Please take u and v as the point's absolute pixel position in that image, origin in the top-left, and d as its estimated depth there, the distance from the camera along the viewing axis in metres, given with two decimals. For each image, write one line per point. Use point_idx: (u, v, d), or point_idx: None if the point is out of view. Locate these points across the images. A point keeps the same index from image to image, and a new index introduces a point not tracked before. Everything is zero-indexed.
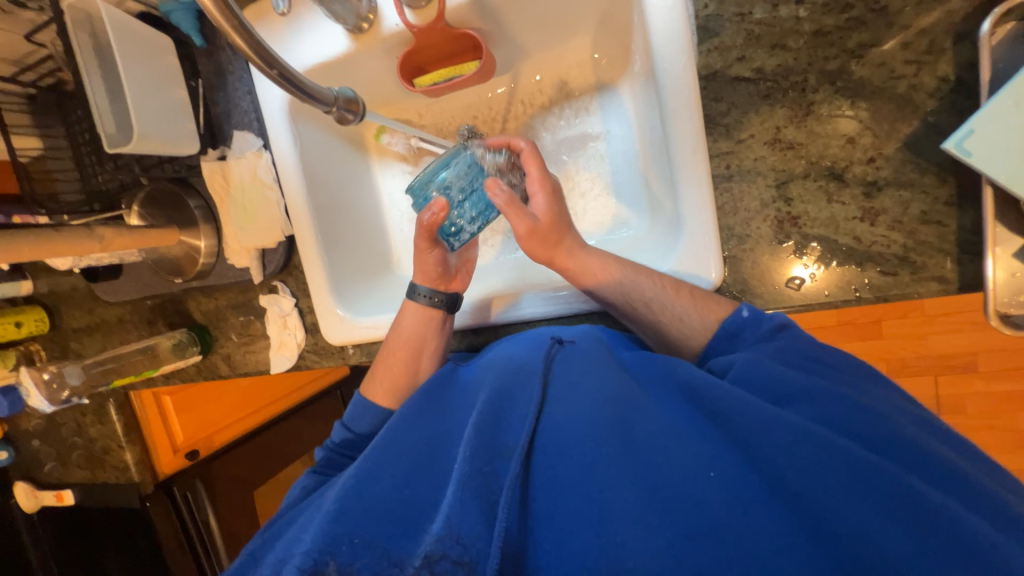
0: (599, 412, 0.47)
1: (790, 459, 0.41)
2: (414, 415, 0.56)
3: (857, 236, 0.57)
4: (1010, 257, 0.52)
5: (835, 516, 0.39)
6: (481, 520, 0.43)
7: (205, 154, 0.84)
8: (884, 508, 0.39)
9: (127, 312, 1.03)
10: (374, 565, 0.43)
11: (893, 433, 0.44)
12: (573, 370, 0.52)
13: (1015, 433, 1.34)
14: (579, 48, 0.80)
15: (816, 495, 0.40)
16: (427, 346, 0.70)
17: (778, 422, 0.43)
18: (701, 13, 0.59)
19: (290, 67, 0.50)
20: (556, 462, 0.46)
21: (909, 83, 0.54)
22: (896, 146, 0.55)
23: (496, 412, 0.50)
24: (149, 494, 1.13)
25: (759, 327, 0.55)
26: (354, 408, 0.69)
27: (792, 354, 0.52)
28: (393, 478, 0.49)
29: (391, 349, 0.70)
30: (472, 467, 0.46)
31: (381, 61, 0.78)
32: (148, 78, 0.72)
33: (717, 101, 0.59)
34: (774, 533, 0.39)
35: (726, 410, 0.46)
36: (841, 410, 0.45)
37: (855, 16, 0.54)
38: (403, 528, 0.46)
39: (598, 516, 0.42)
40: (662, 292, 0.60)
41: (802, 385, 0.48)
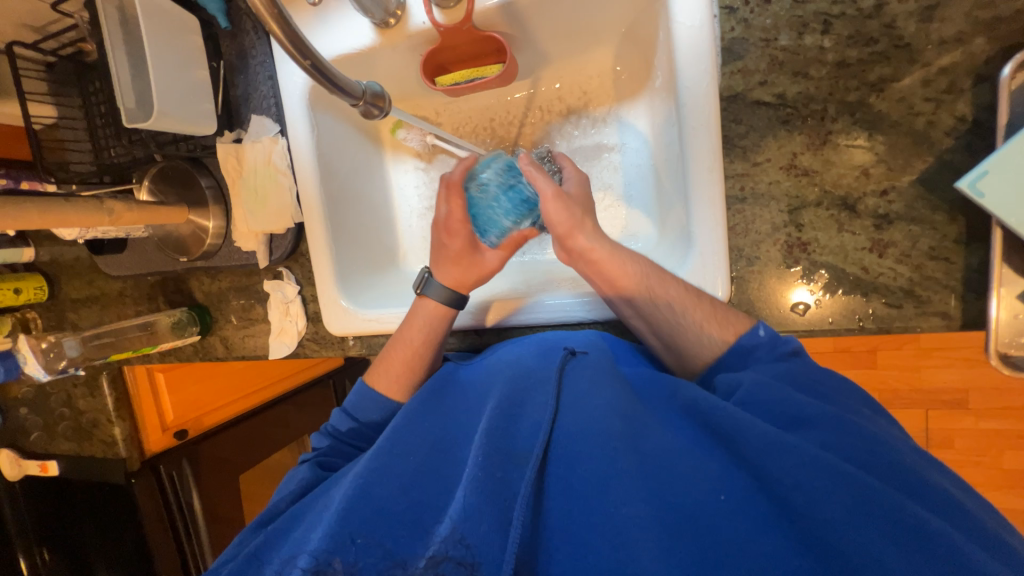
0: (610, 426, 0.47)
1: (798, 483, 0.41)
2: (422, 415, 0.56)
3: (864, 267, 0.58)
4: (1014, 298, 0.53)
5: (844, 543, 0.38)
6: (495, 527, 0.43)
7: (221, 136, 0.84)
8: (895, 537, 0.38)
9: (128, 287, 1.03)
10: (375, 566, 0.43)
11: (897, 459, 0.44)
12: (584, 383, 0.53)
13: (1002, 472, 1.35)
14: (601, 59, 0.81)
15: (825, 521, 0.39)
16: (438, 338, 0.70)
17: (788, 447, 0.44)
18: (727, 35, 0.59)
19: (322, 59, 0.51)
20: (569, 474, 0.46)
21: (926, 120, 0.54)
22: (910, 181, 0.56)
23: (505, 418, 0.51)
24: (135, 471, 1.13)
25: (774, 349, 0.56)
26: (356, 396, 0.69)
27: (802, 380, 0.53)
28: (401, 476, 0.49)
29: (402, 338, 0.70)
30: (485, 470, 0.46)
31: (405, 56, 0.78)
32: (171, 56, 0.73)
33: (736, 123, 0.60)
34: (785, 559, 0.38)
35: (733, 432, 0.46)
36: (848, 438, 0.45)
37: (878, 50, 0.55)
38: (410, 529, 0.46)
39: (611, 529, 0.42)
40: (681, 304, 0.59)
41: (811, 412, 0.48)
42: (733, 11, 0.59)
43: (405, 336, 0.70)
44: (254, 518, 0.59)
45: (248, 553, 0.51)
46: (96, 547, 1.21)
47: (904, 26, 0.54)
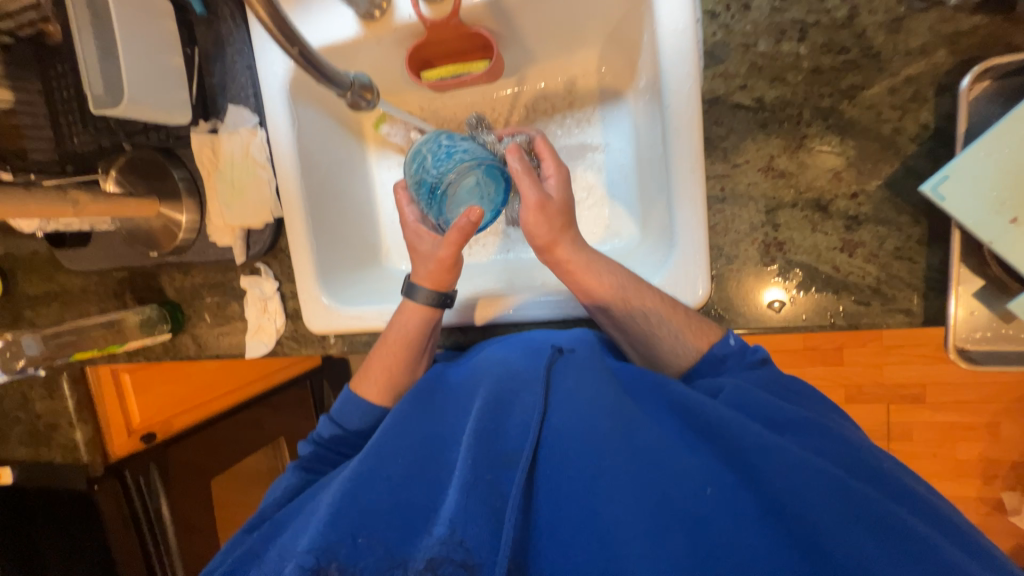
0: (599, 424, 0.48)
1: (784, 480, 0.43)
2: (409, 416, 0.56)
3: (836, 266, 0.60)
4: (971, 296, 0.56)
5: (827, 535, 0.40)
6: (486, 526, 0.43)
7: (196, 125, 0.81)
8: (876, 532, 0.40)
9: (92, 283, 0.98)
10: (375, 566, 0.43)
11: (869, 463, 0.47)
12: (571, 380, 0.53)
13: (955, 463, 1.43)
14: (586, 60, 0.82)
15: (813, 518, 0.41)
16: (424, 340, 0.68)
17: (774, 446, 0.45)
18: (709, 39, 0.61)
19: (310, 48, 0.50)
20: (558, 472, 0.46)
21: (893, 126, 0.57)
22: (878, 184, 0.58)
23: (494, 417, 0.51)
24: (98, 476, 1.08)
25: (743, 358, 0.59)
26: (342, 403, 0.67)
27: (775, 386, 0.56)
28: (389, 479, 0.49)
29: (387, 340, 0.68)
30: (474, 472, 0.46)
31: (390, 49, 0.77)
32: (143, 40, 0.70)
33: (717, 125, 0.62)
34: (770, 551, 0.40)
35: (721, 430, 0.48)
36: (820, 439, 0.49)
37: (850, 58, 0.58)
38: (403, 530, 0.45)
39: (602, 528, 0.43)
40: (661, 312, 0.61)
41: (792, 414, 0.51)
42: (715, 16, 0.61)
43: (390, 338, 0.68)
44: (242, 525, 0.59)
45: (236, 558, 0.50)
46: (54, 558, 1.15)
47: (873, 37, 0.57)
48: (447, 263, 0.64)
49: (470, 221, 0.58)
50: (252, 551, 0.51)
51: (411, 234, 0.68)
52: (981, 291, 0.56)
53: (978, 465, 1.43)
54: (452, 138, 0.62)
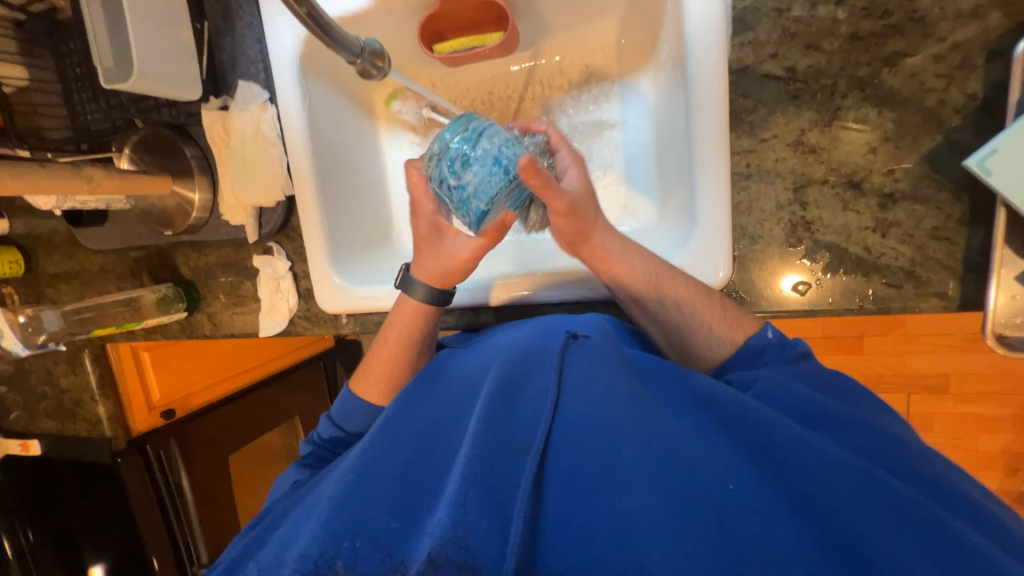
0: (615, 413, 0.47)
1: (818, 479, 0.42)
2: (415, 405, 0.55)
3: (867, 247, 0.57)
4: (1013, 280, 0.53)
5: (856, 532, 0.39)
6: (489, 526, 0.42)
7: (207, 102, 0.80)
8: (912, 532, 0.38)
9: (110, 263, 0.99)
10: (376, 568, 0.41)
11: (910, 459, 0.45)
12: (587, 366, 0.52)
13: (978, 455, 1.40)
14: (605, 32, 0.78)
15: (841, 515, 0.40)
16: (423, 339, 0.67)
17: (803, 442, 0.44)
18: (738, 5, 0.57)
19: (320, 10, 0.49)
20: (571, 462, 0.45)
21: (937, 97, 0.53)
22: (916, 160, 0.55)
23: (506, 404, 0.50)
24: (121, 450, 1.12)
25: (783, 352, 0.57)
26: (341, 402, 0.67)
27: (817, 380, 0.53)
28: (393, 468, 0.48)
29: (386, 345, 0.67)
30: (483, 463, 0.45)
31: (402, 21, 0.75)
32: (153, 12, 0.68)
33: (744, 97, 0.59)
34: (800, 551, 0.38)
35: (750, 423, 0.46)
36: (860, 433, 0.47)
37: (892, 23, 0.54)
38: (406, 520, 0.44)
39: (618, 523, 0.41)
40: (697, 302, 0.58)
41: (821, 409, 0.49)
42: None
43: (388, 343, 0.67)
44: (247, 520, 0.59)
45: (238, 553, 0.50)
46: (81, 527, 1.19)
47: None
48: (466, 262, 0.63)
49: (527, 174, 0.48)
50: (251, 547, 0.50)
51: (428, 226, 0.62)
52: None
53: (1001, 457, 1.39)
54: (459, 166, 0.54)
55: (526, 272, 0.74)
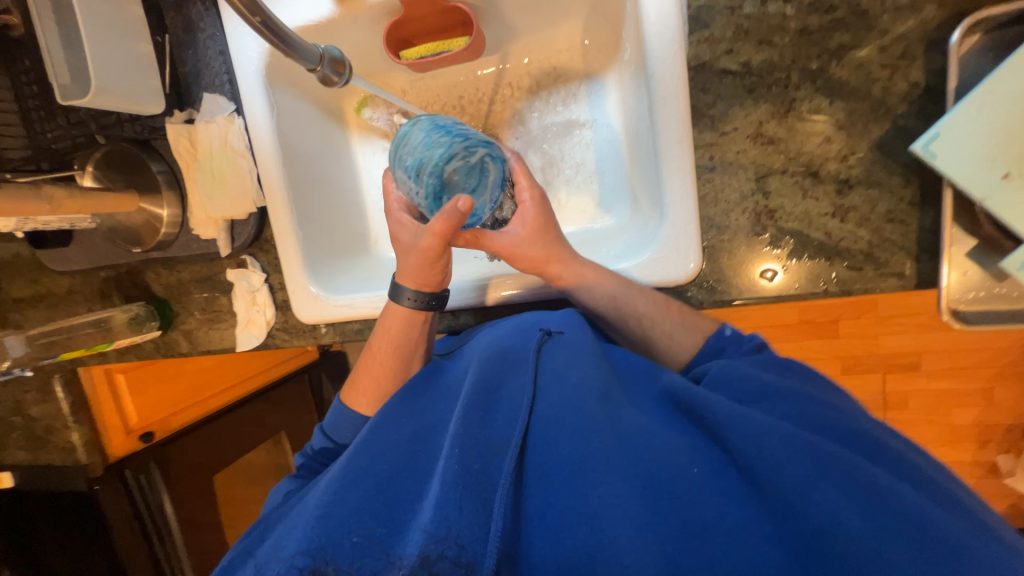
0: (587, 407, 0.47)
1: (762, 450, 0.42)
2: (393, 412, 0.55)
3: (827, 232, 0.60)
4: (963, 257, 0.55)
5: (806, 499, 0.39)
6: (477, 520, 0.42)
7: (171, 115, 0.78)
8: (866, 501, 0.39)
9: (77, 283, 0.96)
10: (371, 565, 0.42)
11: (850, 426, 0.46)
12: (561, 363, 0.53)
13: (951, 429, 1.45)
14: (569, 34, 0.80)
15: (793, 487, 0.40)
16: (412, 344, 0.65)
17: (747, 416, 0.45)
18: (693, 4, 0.59)
19: (274, 18, 0.48)
20: (547, 458, 0.45)
21: (883, 86, 0.56)
22: (868, 147, 0.57)
23: (483, 404, 0.50)
24: (98, 476, 1.08)
25: (740, 347, 0.58)
26: (332, 415, 0.67)
27: (767, 365, 0.55)
28: (376, 475, 0.47)
29: (377, 360, 0.66)
30: (461, 463, 0.45)
31: (367, 28, 0.75)
32: (109, 26, 0.67)
33: (704, 93, 0.60)
34: (757, 525, 0.40)
35: (701, 407, 0.47)
36: (801, 406, 0.48)
37: (838, 17, 0.56)
38: (388, 524, 0.44)
39: (592, 511, 0.42)
40: (656, 314, 0.60)
41: (766, 386, 0.50)
42: None
43: (377, 349, 0.66)
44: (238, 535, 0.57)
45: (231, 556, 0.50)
46: (58, 560, 1.15)
47: None
48: (429, 254, 0.60)
49: (459, 211, 0.54)
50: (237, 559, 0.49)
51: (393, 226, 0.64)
52: (973, 251, 0.55)
53: (972, 429, 1.44)
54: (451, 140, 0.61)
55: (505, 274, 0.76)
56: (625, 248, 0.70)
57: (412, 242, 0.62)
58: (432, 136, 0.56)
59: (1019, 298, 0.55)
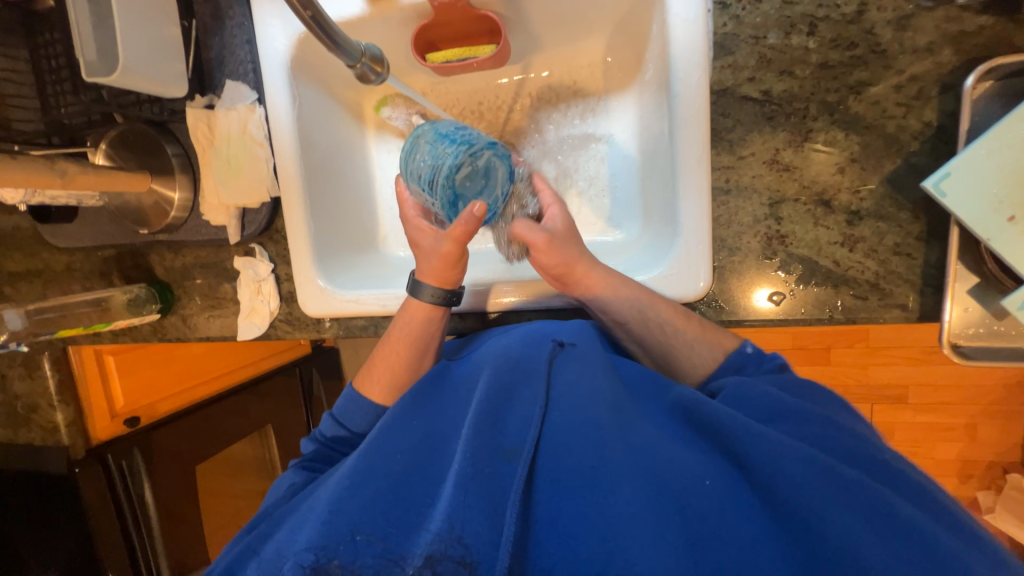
0: (598, 419, 0.48)
1: (779, 468, 0.43)
2: (405, 412, 0.55)
3: (836, 260, 0.61)
4: (966, 294, 0.57)
5: (821, 521, 0.40)
6: (487, 524, 0.43)
7: (191, 100, 0.78)
8: (880, 526, 0.40)
9: (77, 261, 0.95)
10: (374, 565, 0.42)
11: (861, 448, 0.47)
12: (573, 374, 0.54)
13: (934, 462, 1.47)
14: (591, 49, 0.81)
15: (809, 508, 0.41)
16: (429, 340, 0.66)
17: (770, 438, 0.45)
18: (719, 31, 0.61)
19: (323, 12, 0.49)
20: (557, 466, 0.46)
21: (897, 123, 0.58)
22: (879, 181, 0.59)
23: (496, 410, 0.51)
24: (79, 459, 1.06)
25: (761, 365, 0.58)
26: (345, 399, 0.66)
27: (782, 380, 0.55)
28: (387, 474, 0.48)
29: (393, 352, 0.66)
30: (473, 467, 0.46)
31: (396, 30, 0.76)
32: (141, 8, 0.67)
33: (724, 117, 0.62)
34: (772, 542, 0.41)
35: (716, 425, 0.48)
36: (813, 428, 0.49)
37: (857, 55, 0.58)
38: (398, 524, 0.45)
39: (603, 521, 0.42)
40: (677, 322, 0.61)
41: (781, 405, 0.51)
42: (726, 7, 0.61)
43: (394, 341, 0.66)
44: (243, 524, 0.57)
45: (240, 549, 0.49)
46: (29, 544, 1.11)
47: (881, 33, 0.57)
48: (450, 257, 0.61)
49: (474, 215, 0.56)
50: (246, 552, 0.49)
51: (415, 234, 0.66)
52: (975, 289, 0.57)
53: (955, 464, 1.47)
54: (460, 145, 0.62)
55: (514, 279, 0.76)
56: (636, 263, 0.71)
57: (433, 246, 0.63)
58: (438, 148, 0.60)
59: (1016, 336, 0.57)
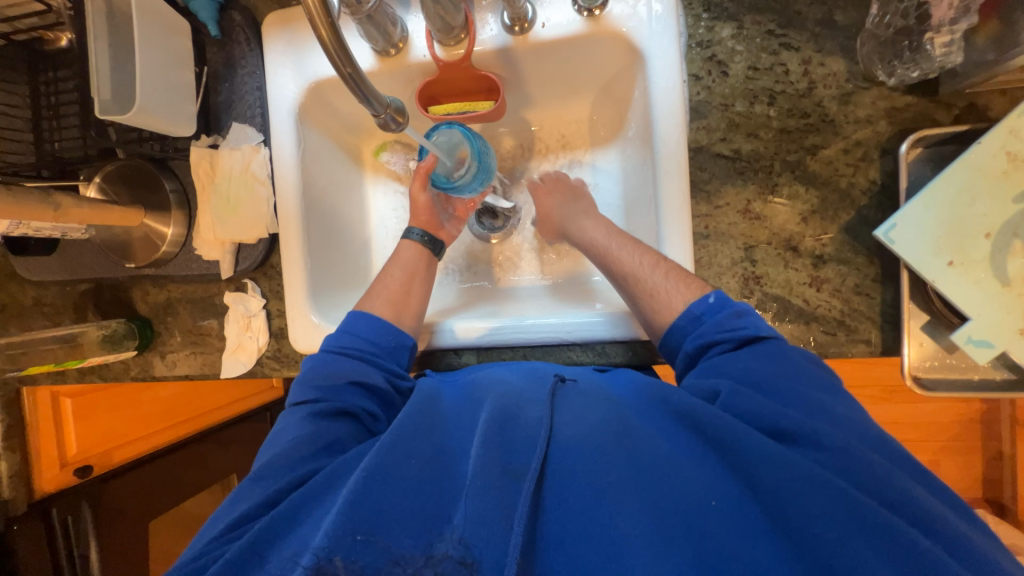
0: (603, 440, 0.51)
1: (792, 492, 0.45)
2: (415, 424, 0.55)
3: (806, 299, 0.67)
4: (919, 330, 0.64)
5: (822, 539, 0.43)
6: (495, 533, 0.45)
7: (197, 139, 0.81)
8: (879, 539, 0.42)
9: (49, 295, 0.91)
10: (375, 564, 0.45)
11: (870, 468, 0.47)
12: (574, 401, 0.56)
13: None
14: (578, 109, 0.89)
15: (813, 528, 0.43)
16: (423, 269, 0.78)
17: (776, 456, 0.47)
18: (693, 98, 0.70)
19: (361, 68, 0.52)
20: (565, 489, 0.49)
21: (848, 181, 0.66)
22: (837, 230, 0.67)
23: (504, 430, 0.52)
24: (19, 514, 0.95)
25: (720, 312, 0.62)
26: (350, 318, 0.72)
27: (787, 377, 0.55)
28: (401, 484, 0.49)
29: (392, 276, 0.76)
30: (484, 479, 0.48)
31: (401, 84, 0.82)
32: (161, 57, 0.72)
33: (701, 171, 0.70)
34: (772, 559, 0.43)
35: (725, 444, 0.49)
36: (843, 455, 0.47)
37: (810, 122, 0.67)
38: (410, 531, 0.47)
39: (607, 534, 0.46)
40: (642, 269, 0.67)
41: (801, 425, 0.50)
42: (698, 79, 0.70)
43: (393, 273, 0.77)
44: (248, 474, 0.59)
45: (242, 547, 0.48)
46: None
47: (828, 106, 0.67)
48: (419, 202, 0.81)
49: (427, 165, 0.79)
50: (252, 550, 0.48)
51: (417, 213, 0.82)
52: (927, 325, 0.64)
53: None
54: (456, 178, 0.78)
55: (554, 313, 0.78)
56: None
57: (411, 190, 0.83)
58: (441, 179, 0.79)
59: (966, 368, 0.63)
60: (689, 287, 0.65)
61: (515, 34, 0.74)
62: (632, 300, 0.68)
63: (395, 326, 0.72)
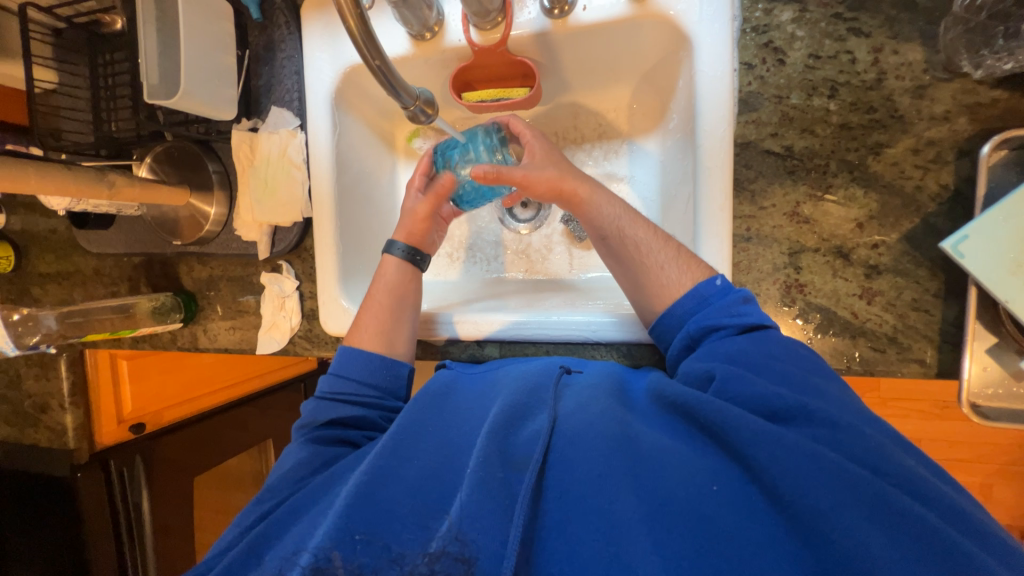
0: (603, 430, 0.51)
1: (784, 469, 0.43)
2: (421, 419, 0.58)
3: (854, 312, 0.62)
4: (984, 353, 0.58)
5: (826, 521, 0.41)
6: (490, 527, 0.46)
7: (238, 122, 0.83)
8: (881, 525, 0.40)
9: (106, 266, 0.97)
10: (374, 563, 0.46)
11: (886, 455, 0.44)
12: (579, 395, 0.58)
13: None
14: (618, 96, 0.84)
15: (814, 510, 0.41)
16: (405, 287, 0.75)
17: (771, 435, 0.45)
18: (744, 88, 0.65)
19: (390, 62, 0.52)
20: (567, 476, 0.49)
21: (915, 184, 0.60)
22: (898, 237, 0.61)
23: (508, 425, 0.54)
24: (82, 464, 1.03)
25: (727, 296, 0.59)
26: (341, 356, 0.71)
27: (797, 358, 0.54)
28: (405, 481, 0.52)
29: (376, 301, 0.73)
30: (485, 471, 0.49)
31: (435, 69, 0.80)
32: (204, 43, 0.74)
33: (746, 168, 0.65)
34: (773, 542, 0.42)
35: (718, 427, 0.48)
36: (843, 432, 0.46)
37: (876, 118, 0.61)
38: (409, 528, 0.48)
39: (606, 527, 0.45)
40: (653, 242, 0.64)
41: (791, 402, 0.48)
42: (751, 67, 0.65)
43: (376, 295, 0.74)
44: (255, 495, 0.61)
45: (241, 553, 0.51)
46: (16, 551, 1.08)
47: (899, 100, 0.60)
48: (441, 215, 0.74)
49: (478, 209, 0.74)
50: (251, 551, 0.52)
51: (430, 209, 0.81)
52: (992, 348, 0.57)
53: None
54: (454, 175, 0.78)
55: (543, 304, 0.79)
56: (615, 302, 0.77)
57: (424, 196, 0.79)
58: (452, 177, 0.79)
59: None
60: (696, 269, 0.63)
61: (554, 17, 0.70)
62: (633, 281, 0.65)
63: (388, 355, 0.71)
